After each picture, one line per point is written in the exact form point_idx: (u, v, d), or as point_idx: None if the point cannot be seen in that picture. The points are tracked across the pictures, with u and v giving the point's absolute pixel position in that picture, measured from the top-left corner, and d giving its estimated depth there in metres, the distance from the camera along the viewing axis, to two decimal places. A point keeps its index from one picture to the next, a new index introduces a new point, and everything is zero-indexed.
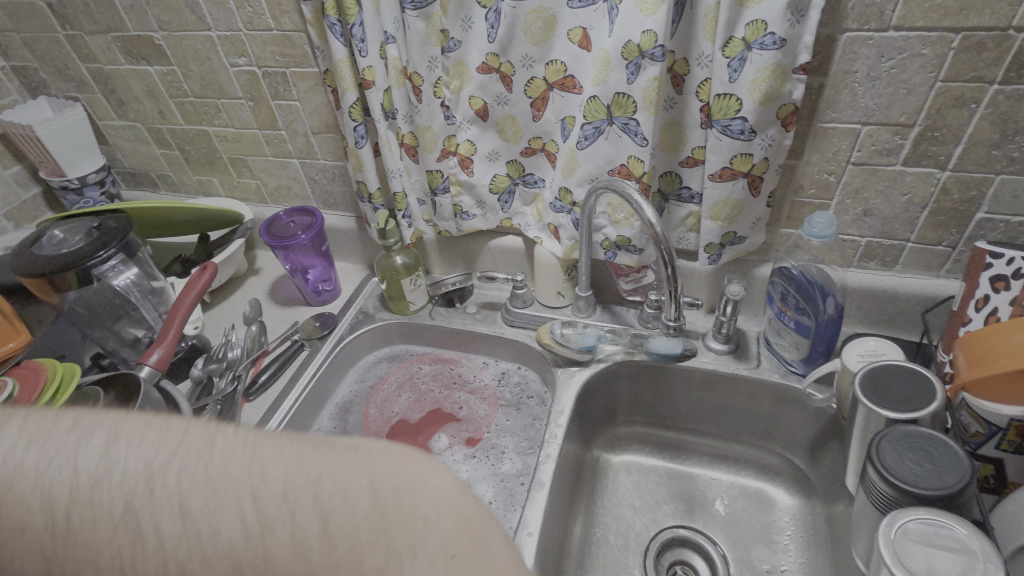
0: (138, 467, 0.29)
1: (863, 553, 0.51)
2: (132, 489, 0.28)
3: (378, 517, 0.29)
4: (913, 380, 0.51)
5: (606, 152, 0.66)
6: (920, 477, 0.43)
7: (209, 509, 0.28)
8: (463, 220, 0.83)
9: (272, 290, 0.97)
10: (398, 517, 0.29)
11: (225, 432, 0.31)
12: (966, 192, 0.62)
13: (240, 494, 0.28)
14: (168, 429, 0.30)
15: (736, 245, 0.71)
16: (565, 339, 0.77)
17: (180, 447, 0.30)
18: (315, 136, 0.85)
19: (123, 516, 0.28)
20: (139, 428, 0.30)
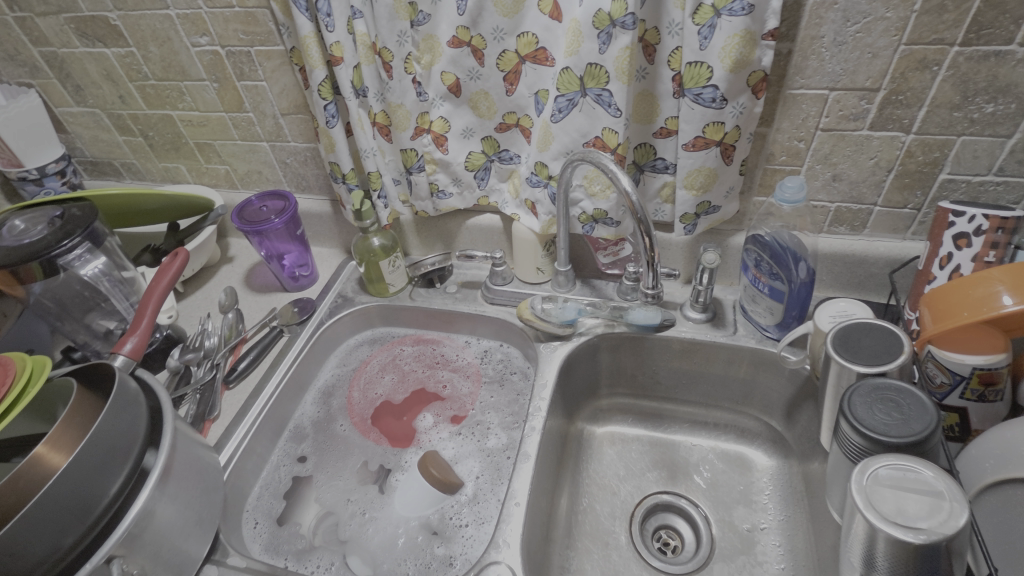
0: None
1: (838, 503, 0.53)
2: None
3: None
4: (882, 336, 0.53)
5: (580, 125, 0.66)
6: (889, 427, 0.44)
7: None
8: (440, 199, 0.83)
9: (247, 277, 0.95)
10: None
11: None
12: (929, 154, 0.64)
13: None
14: None
15: (711, 214, 0.72)
16: (546, 313, 0.78)
17: None
18: (284, 117, 0.83)
19: None
20: None
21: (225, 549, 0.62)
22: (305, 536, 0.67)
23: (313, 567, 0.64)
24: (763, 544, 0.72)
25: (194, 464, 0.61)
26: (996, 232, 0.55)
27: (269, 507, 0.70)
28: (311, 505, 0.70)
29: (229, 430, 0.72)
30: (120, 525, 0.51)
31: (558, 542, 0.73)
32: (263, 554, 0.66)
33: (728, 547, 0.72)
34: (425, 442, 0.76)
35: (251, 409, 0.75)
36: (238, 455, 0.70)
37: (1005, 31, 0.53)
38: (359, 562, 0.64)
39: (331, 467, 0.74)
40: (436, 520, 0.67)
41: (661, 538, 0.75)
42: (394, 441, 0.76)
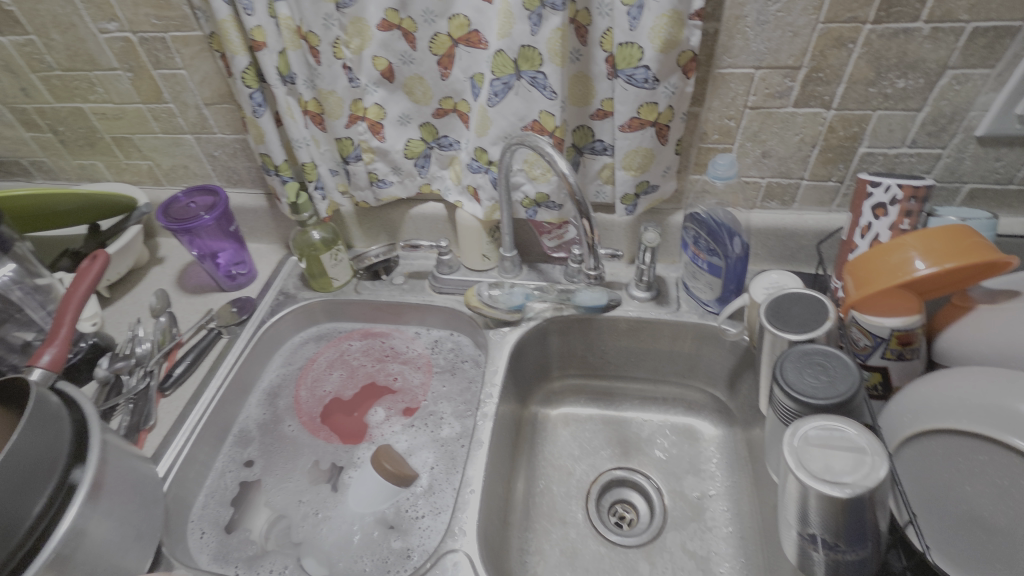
0: None
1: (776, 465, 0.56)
2: None
3: None
4: (811, 304, 0.56)
5: (517, 108, 0.65)
6: (817, 389, 0.47)
7: None
8: (380, 188, 0.81)
9: (180, 278, 0.90)
10: None
11: None
12: (849, 129, 0.67)
13: None
14: None
15: (650, 194, 0.74)
16: (493, 300, 0.77)
17: None
18: (208, 108, 0.78)
19: None
20: None
21: (169, 562, 0.60)
22: (256, 541, 0.65)
23: (266, 572, 0.63)
24: (712, 510, 0.75)
25: (129, 475, 0.57)
26: (910, 201, 0.58)
27: (215, 515, 0.68)
28: (261, 510, 0.68)
29: (168, 439, 0.69)
30: (47, 545, 0.48)
31: (516, 525, 0.74)
32: (211, 564, 0.63)
33: (680, 516, 0.75)
34: (377, 437, 0.75)
35: (190, 415, 0.71)
36: (178, 465, 0.67)
37: (911, 8, 0.56)
38: (314, 563, 0.63)
39: (280, 469, 0.72)
40: (392, 514, 0.66)
41: (618, 513, 0.77)
42: (345, 438, 0.75)
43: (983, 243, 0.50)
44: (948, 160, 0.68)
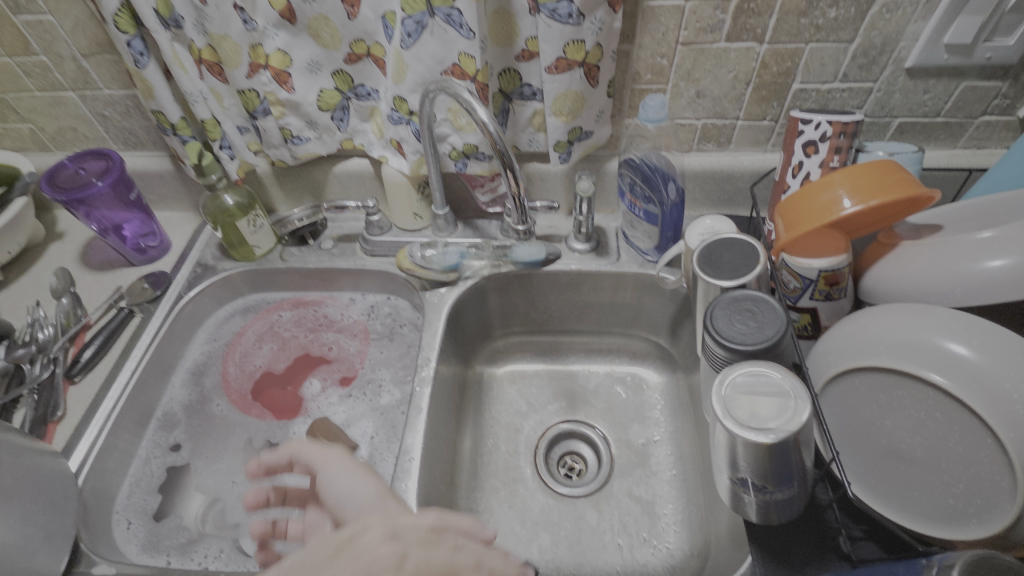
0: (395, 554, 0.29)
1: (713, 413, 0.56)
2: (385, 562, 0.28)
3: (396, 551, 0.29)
4: (742, 249, 0.54)
5: (434, 51, 0.59)
6: (745, 335, 0.46)
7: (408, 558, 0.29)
8: (296, 145, 0.74)
9: (83, 254, 0.82)
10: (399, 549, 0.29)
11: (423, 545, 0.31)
12: (782, 64, 0.65)
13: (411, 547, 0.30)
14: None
15: (584, 141, 0.71)
16: (427, 261, 0.73)
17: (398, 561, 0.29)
18: (87, 60, 0.69)
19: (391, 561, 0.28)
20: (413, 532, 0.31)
21: (90, 559, 0.56)
22: (189, 528, 0.62)
23: (200, 558, 0.60)
24: (656, 455, 0.76)
25: (31, 475, 0.53)
26: (839, 137, 0.57)
27: (142, 504, 0.64)
28: (193, 495, 0.65)
29: (79, 430, 0.63)
30: None
31: (464, 486, 0.74)
32: (141, 555, 0.60)
33: (626, 463, 0.76)
34: (313, 410, 0.72)
35: (103, 403, 0.66)
36: (92, 457, 0.62)
37: None
38: (252, 544, 0.61)
39: (210, 451, 0.68)
40: None
41: (567, 464, 0.78)
42: (279, 413, 0.72)
43: (909, 178, 0.50)
44: (879, 94, 0.67)
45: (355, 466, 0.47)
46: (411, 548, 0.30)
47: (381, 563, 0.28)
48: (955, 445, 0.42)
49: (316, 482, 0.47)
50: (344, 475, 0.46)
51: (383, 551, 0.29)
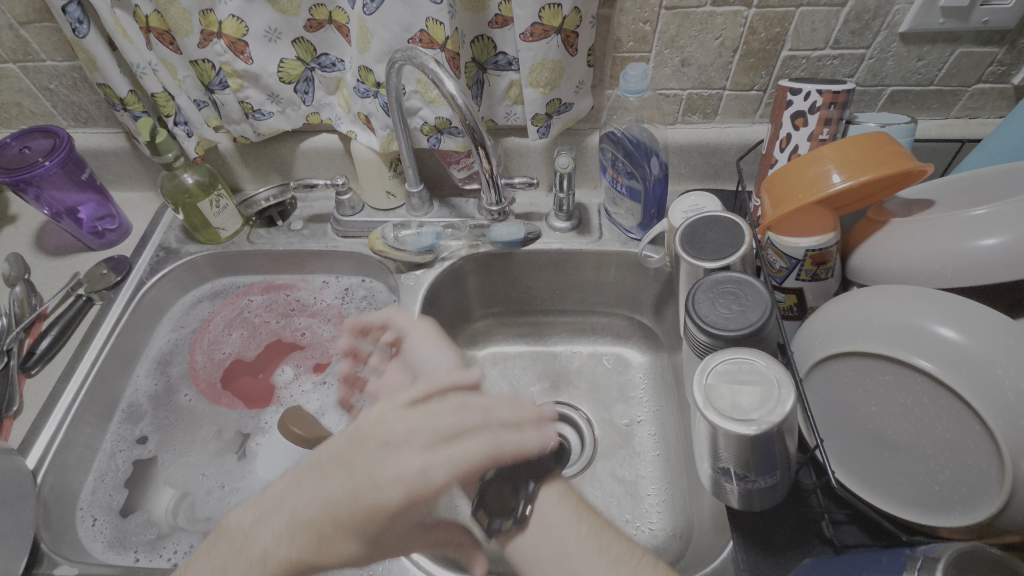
0: (402, 429, 0.38)
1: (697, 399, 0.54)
2: (392, 438, 0.37)
3: (391, 438, 0.37)
4: (726, 227, 0.52)
5: (399, 17, 0.55)
6: (728, 320, 0.44)
7: (406, 434, 0.37)
8: (258, 120, 0.70)
9: (38, 239, 0.78)
10: (379, 438, 0.37)
11: (431, 418, 0.38)
12: (771, 29, 0.61)
13: (420, 427, 0.38)
14: (400, 437, 0.37)
15: (563, 113, 0.67)
16: (400, 242, 0.70)
17: (404, 440, 0.37)
18: (25, 28, 0.64)
19: (393, 444, 0.37)
20: (414, 412, 0.39)
21: (52, 559, 0.54)
22: (157, 523, 0.60)
23: (170, 554, 0.58)
24: (639, 436, 0.75)
25: None
26: (829, 108, 0.54)
27: (107, 500, 0.61)
28: (161, 489, 0.62)
29: (37, 425, 0.61)
30: None
31: None
32: (107, 552, 0.58)
33: (609, 444, 0.75)
34: (286, 399, 0.69)
35: (61, 396, 0.63)
36: (51, 453, 0.59)
37: None
38: None
39: (178, 443, 0.66)
40: None
41: None
42: (250, 402, 0.69)
43: (900, 151, 0.48)
44: (871, 62, 0.64)
45: (441, 338, 0.56)
46: (421, 422, 0.38)
47: (393, 435, 0.37)
48: (942, 432, 0.40)
49: (405, 343, 0.55)
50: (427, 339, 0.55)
51: (395, 426, 0.38)
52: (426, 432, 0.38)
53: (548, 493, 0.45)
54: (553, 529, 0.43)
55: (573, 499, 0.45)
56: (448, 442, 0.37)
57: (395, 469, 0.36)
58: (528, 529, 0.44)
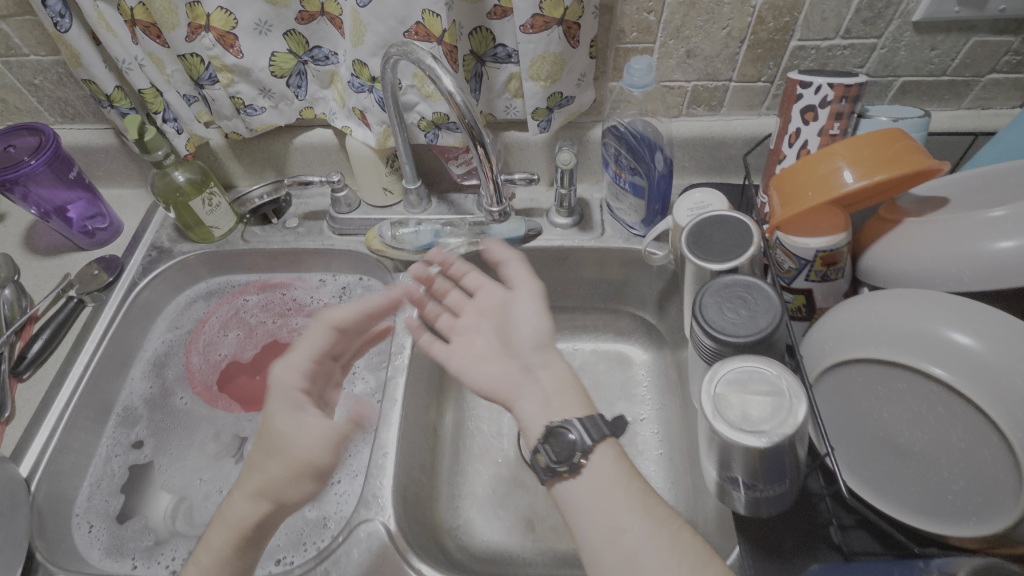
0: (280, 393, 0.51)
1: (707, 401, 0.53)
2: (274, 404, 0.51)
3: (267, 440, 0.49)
4: (734, 227, 0.50)
5: (394, 8, 0.53)
6: (736, 325, 0.43)
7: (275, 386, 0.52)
8: (250, 116, 0.68)
9: (28, 238, 0.76)
10: (269, 443, 0.49)
11: (286, 370, 0.52)
12: (780, 19, 0.59)
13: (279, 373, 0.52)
14: (275, 396, 0.51)
15: (564, 107, 0.65)
16: (398, 241, 0.68)
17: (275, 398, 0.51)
18: (5, 22, 0.61)
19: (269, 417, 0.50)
20: (287, 371, 0.52)
21: (47, 568, 0.53)
22: (154, 529, 0.59)
23: (167, 560, 0.57)
24: (641, 434, 0.74)
25: None
26: (841, 101, 0.52)
27: (103, 506, 0.60)
28: (157, 494, 0.61)
29: (30, 431, 0.59)
30: None
31: (446, 472, 0.71)
32: (104, 559, 0.57)
33: None
34: None
35: (54, 401, 0.62)
36: (45, 460, 0.58)
37: None
38: None
39: (174, 447, 0.65)
40: None
41: None
42: (248, 405, 0.68)
43: (913, 146, 0.46)
44: (883, 52, 0.62)
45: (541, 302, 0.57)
46: (288, 374, 0.52)
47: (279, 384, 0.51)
48: (957, 441, 0.39)
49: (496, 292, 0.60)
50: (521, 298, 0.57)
51: (283, 386, 0.51)
52: (292, 369, 0.52)
53: (602, 453, 0.46)
54: (606, 484, 0.44)
55: (629, 464, 0.46)
56: (303, 353, 0.53)
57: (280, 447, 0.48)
58: (582, 477, 0.45)
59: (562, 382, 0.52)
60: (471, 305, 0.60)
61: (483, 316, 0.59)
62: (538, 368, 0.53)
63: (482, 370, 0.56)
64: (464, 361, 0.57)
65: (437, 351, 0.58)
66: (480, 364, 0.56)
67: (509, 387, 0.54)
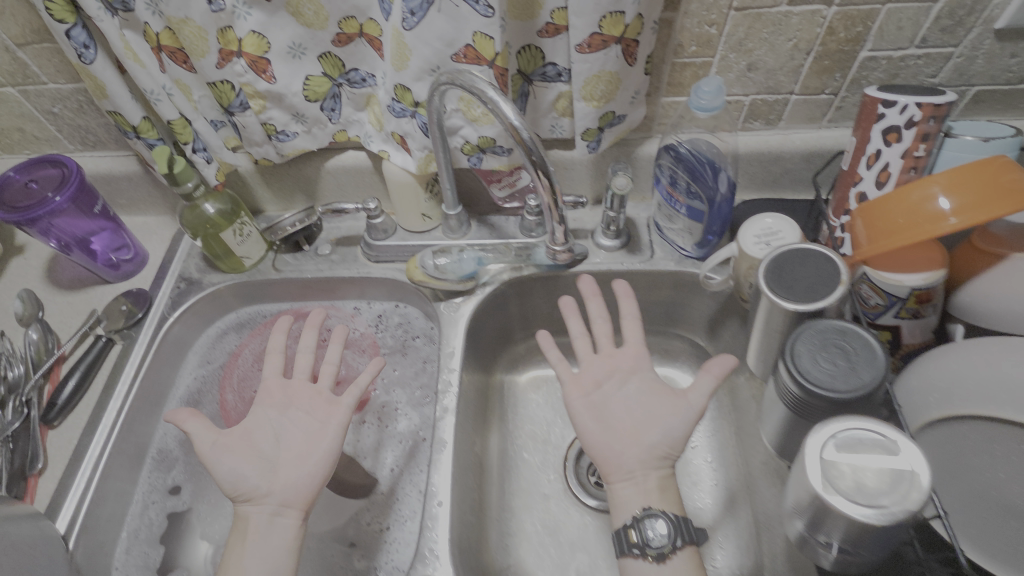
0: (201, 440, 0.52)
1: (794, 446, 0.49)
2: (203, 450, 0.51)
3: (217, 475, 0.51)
4: (818, 264, 0.47)
5: (442, 31, 0.49)
6: (836, 379, 0.39)
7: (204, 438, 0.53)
8: (282, 142, 0.64)
9: (51, 271, 0.73)
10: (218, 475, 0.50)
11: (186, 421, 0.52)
12: (851, 29, 0.55)
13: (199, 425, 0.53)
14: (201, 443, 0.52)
15: (616, 126, 0.61)
16: (441, 271, 0.64)
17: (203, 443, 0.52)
18: (23, 50, 0.58)
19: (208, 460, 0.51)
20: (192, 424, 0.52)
21: None
22: None
23: None
24: (695, 463, 0.69)
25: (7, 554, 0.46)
26: (928, 122, 0.48)
27: (142, 558, 0.58)
28: (197, 545, 0.59)
29: (65, 483, 0.57)
30: None
31: (494, 509, 0.68)
32: None
33: None
34: None
35: (88, 449, 0.59)
36: (82, 514, 0.56)
37: None
38: None
39: (211, 493, 0.62)
40: (353, 531, 0.59)
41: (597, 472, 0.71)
42: None
43: (1010, 163, 0.42)
44: (959, 60, 0.58)
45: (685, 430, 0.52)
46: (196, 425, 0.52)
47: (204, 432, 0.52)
48: None
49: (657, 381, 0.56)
50: (673, 411, 0.53)
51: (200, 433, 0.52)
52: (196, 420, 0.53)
53: (685, 558, 0.46)
54: None
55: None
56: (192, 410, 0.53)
57: (223, 473, 0.50)
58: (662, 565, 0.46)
59: (666, 479, 0.51)
60: (617, 351, 0.60)
61: (625, 372, 0.58)
62: (657, 470, 0.51)
63: (606, 432, 0.54)
64: (586, 405, 0.56)
65: (564, 371, 0.59)
66: (603, 417, 0.55)
67: (617, 464, 0.52)
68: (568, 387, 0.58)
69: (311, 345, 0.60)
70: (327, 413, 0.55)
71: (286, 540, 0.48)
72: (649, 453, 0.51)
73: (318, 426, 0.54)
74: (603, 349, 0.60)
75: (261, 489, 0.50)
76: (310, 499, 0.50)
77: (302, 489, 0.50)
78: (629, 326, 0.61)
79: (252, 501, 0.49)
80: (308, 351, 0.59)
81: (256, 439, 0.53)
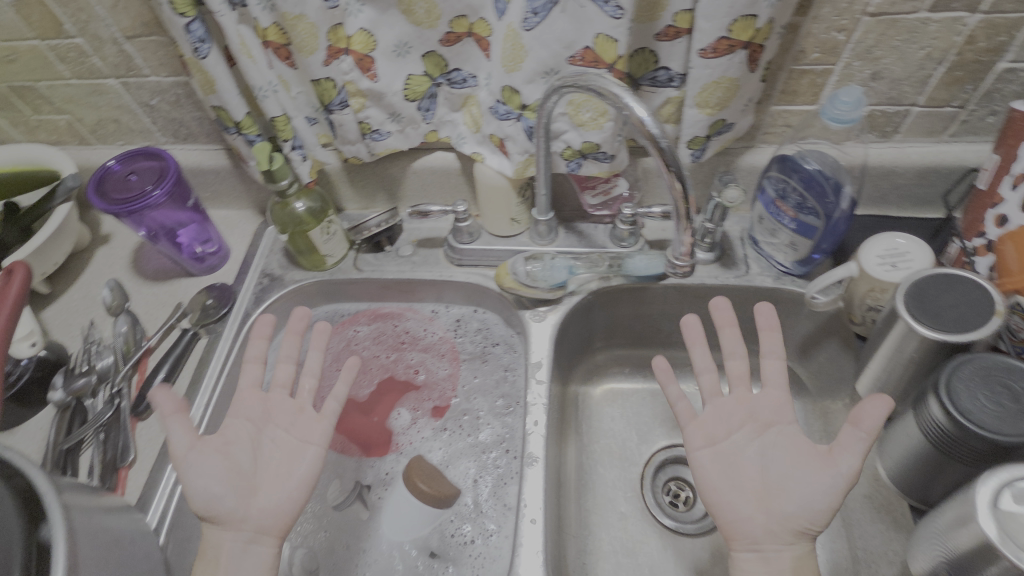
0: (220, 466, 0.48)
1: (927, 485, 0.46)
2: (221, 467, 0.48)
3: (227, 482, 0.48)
4: (966, 292, 0.44)
5: (563, 33, 0.47)
6: (1003, 422, 0.37)
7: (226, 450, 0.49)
8: (375, 141, 0.63)
9: (136, 261, 0.74)
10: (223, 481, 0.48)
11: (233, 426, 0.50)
12: (994, 38, 0.51)
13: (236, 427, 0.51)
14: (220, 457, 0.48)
15: (724, 134, 0.58)
16: (532, 279, 0.63)
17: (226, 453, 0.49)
18: (130, 43, 0.58)
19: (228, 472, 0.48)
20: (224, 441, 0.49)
21: None
22: None
23: None
24: None
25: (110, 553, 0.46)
26: None
27: None
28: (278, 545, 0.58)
29: (154, 477, 0.57)
30: None
31: (572, 524, 0.65)
32: None
33: None
34: (405, 446, 0.64)
35: None
36: (172, 511, 0.55)
37: None
38: None
39: None
40: (435, 541, 0.57)
41: (673, 491, 0.68)
42: (369, 449, 0.63)
43: None
44: None
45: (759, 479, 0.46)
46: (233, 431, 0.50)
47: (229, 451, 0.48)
48: None
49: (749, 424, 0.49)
50: (820, 466, 0.44)
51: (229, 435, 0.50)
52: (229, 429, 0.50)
53: None
54: None
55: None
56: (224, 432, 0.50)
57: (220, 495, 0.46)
58: None
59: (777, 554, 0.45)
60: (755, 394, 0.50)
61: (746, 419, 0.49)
62: (791, 548, 0.43)
63: (731, 490, 0.46)
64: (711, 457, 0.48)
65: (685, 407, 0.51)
66: (731, 474, 0.47)
67: (741, 530, 0.44)
68: (689, 434, 0.50)
69: (294, 354, 0.54)
70: (311, 429, 0.51)
71: (257, 567, 0.45)
72: (782, 525, 0.43)
73: (299, 444, 0.50)
74: (741, 394, 0.51)
75: (236, 514, 0.46)
76: (287, 525, 0.47)
77: (279, 514, 0.47)
78: (772, 366, 0.50)
79: (225, 525, 0.46)
80: (291, 359, 0.54)
81: (232, 453, 0.49)
